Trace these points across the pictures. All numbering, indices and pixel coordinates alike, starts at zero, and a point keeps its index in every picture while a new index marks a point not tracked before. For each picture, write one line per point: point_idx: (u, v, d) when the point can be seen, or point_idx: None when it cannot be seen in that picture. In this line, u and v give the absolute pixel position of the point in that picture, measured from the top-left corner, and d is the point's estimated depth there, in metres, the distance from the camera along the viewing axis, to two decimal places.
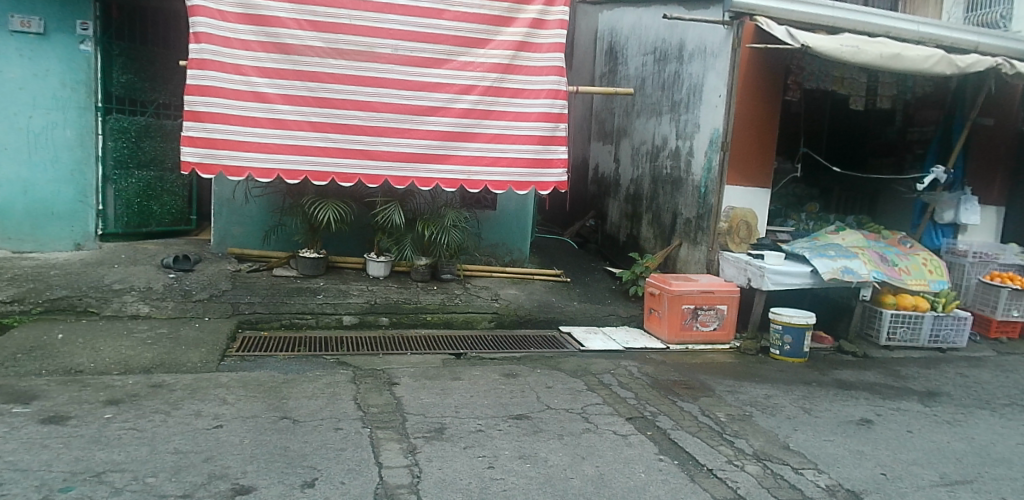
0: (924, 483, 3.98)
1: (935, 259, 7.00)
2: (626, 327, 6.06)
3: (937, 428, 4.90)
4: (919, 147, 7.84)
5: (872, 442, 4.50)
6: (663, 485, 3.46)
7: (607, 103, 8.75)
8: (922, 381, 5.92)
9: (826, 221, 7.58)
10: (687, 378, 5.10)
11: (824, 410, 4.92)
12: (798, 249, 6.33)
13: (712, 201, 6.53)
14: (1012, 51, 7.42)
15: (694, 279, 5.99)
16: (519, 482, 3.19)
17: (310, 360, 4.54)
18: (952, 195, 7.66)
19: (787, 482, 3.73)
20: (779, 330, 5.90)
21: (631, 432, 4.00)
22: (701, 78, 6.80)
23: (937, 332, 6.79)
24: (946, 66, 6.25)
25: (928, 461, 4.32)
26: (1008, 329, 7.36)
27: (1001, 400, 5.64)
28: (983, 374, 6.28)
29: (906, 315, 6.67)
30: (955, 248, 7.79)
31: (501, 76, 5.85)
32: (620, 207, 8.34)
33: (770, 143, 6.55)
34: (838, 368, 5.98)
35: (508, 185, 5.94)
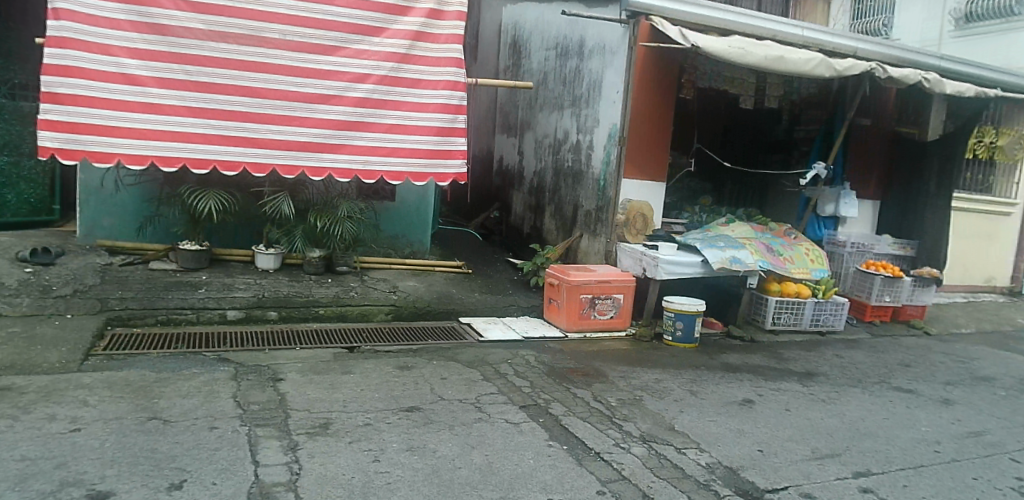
0: (796, 458, 4.25)
1: (816, 249, 7.47)
2: (526, 317, 6.14)
3: (812, 406, 5.25)
4: (805, 145, 8.36)
5: (752, 421, 4.76)
6: (550, 470, 3.54)
7: (510, 96, 8.82)
8: (802, 363, 6.32)
9: (718, 213, 7.96)
10: (582, 365, 5.23)
11: (710, 392, 5.18)
12: (690, 240, 6.61)
13: (611, 193, 6.71)
14: (885, 56, 8.13)
15: (592, 269, 6.14)
16: (404, 474, 3.18)
17: (187, 357, 4.33)
18: (834, 189, 8.18)
19: (669, 462, 3.94)
20: (671, 317, 6.15)
21: (523, 419, 4.06)
22: (600, 75, 6.96)
23: (817, 317, 7.27)
24: (824, 68, 6.66)
25: (802, 436, 4.62)
26: (881, 313, 7.98)
27: (871, 379, 6.10)
28: (857, 355, 6.80)
29: (789, 302, 7.09)
30: (835, 239, 8.32)
31: (398, 66, 5.77)
32: (523, 199, 8.42)
33: (665, 139, 6.80)
34: (726, 352, 6.30)
35: (406, 176, 5.86)
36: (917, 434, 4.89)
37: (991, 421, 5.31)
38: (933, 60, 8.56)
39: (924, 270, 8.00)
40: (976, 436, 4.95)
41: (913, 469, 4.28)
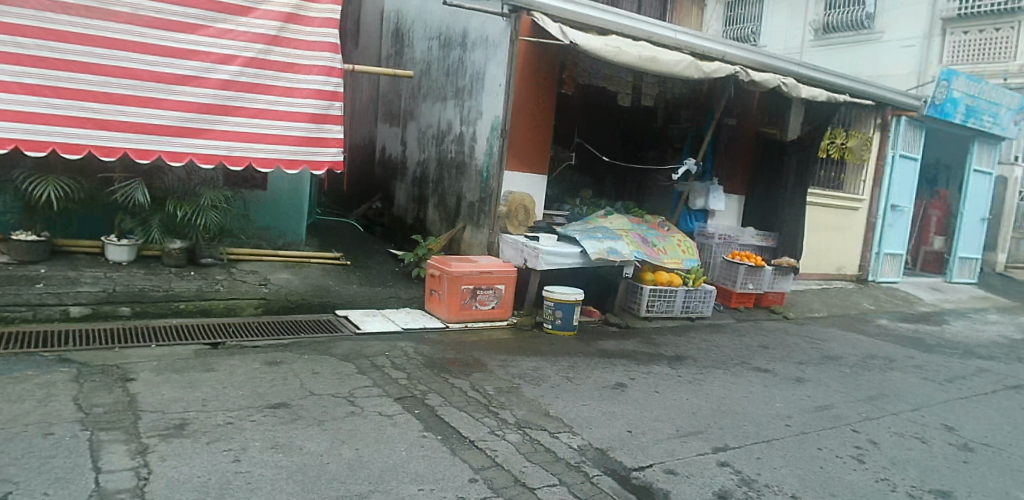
0: (662, 436, 4.49)
1: (686, 240, 7.92)
2: (407, 309, 6.09)
3: (679, 387, 5.56)
4: (677, 142, 8.84)
5: (623, 403, 4.98)
6: (422, 461, 3.54)
7: (393, 84, 8.70)
8: (672, 347, 6.69)
9: (597, 205, 8.26)
10: (462, 355, 5.26)
11: (585, 377, 5.37)
12: (570, 231, 6.80)
13: (493, 185, 6.77)
14: (751, 61, 8.71)
15: (473, 260, 6.18)
16: (267, 474, 3.06)
17: (22, 358, 3.95)
18: (703, 184, 8.75)
19: (542, 446, 4.05)
20: (551, 306, 6.30)
21: (397, 411, 4.03)
22: (482, 67, 7.00)
23: (688, 303, 7.71)
24: (693, 70, 7.03)
25: (669, 416, 4.88)
26: (745, 299, 8.57)
27: (733, 360, 6.55)
28: (722, 338, 7.28)
29: (662, 289, 7.47)
30: (705, 230, 8.86)
31: (267, 48, 5.58)
32: (406, 190, 8.33)
33: (544, 133, 6.97)
34: (603, 339, 6.54)
35: (277, 163, 5.62)
36: (771, 411, 5.31)
37: (835, 396, 5.86)
38: (791, 67, 9.28)
39: (783, 260, 8.70)
40: (821, 410, 5.43)
41: (766, 443, 4.64)
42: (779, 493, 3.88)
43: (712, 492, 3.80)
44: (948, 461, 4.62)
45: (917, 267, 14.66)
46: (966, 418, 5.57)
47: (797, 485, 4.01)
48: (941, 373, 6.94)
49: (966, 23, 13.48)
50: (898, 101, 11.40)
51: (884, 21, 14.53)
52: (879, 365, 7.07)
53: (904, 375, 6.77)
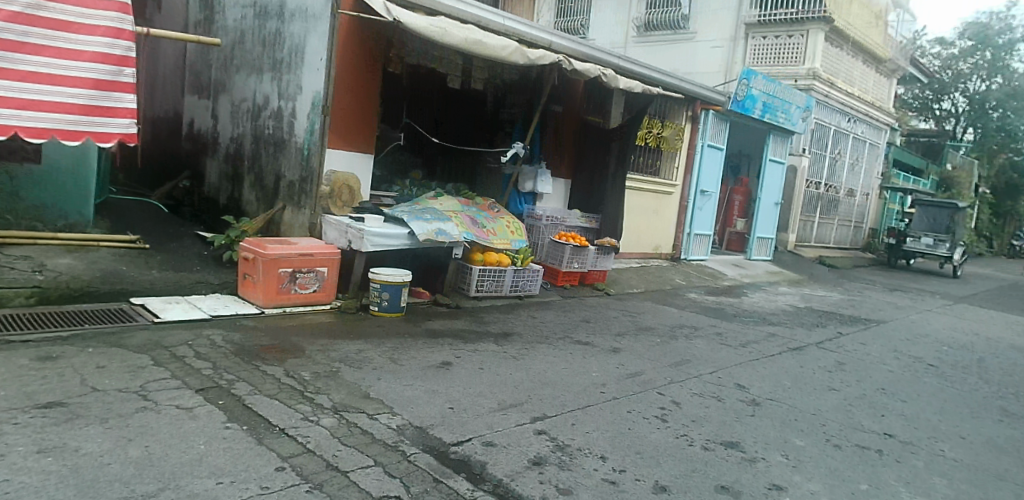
0: (483, 411, 4.62)
1: (516, 222, 8.21)
2: (217, 295, 5.73)
3: (504, 362, 5.75)
4: (510, 126, 9.09)
5: (447, 381, 5.06)
6: (224, 453, 3.35)
7: (201, 53, 8.06)
8: (499, 324, 6.89)
9: (427, 187, 8.28)
10: (279, 341, 5.05)
11: (410, 357, 5.37)
12: (398, 212, 6.73)
13: (314, 163, 6.51)
14: (575, 51, 9.13)
15: (292, 242, 5.92)
16: (32, 481, 2.81)
17: None
18: (531, 168, 9.13)
19: (359, 429, 3.99)
20: (377, 288, 6.21)
21: (198, 404, 3.81)
22: (301, 40, 6.67)
23: (516, 283, 7.96)
24: (519, 56, 7.21)
25: (491, 391, 5.03)
26: (570, 278, 9.04)
27: (556, 335, 6.89)
28: (547, 315, 7.63)
29: (491, 270, 7.62)
30: (533, 213, 9.26)
31: (37, 2, 4.95)
32: (218, 168, 7.76)
33: (370, 111, 6.84)
34: (430, 319, 6.59)
35: (52, 134, 5.01)
36: (588, 380, 5.66)
37: (646, 363, 6.37)
38: (612, 60, 9.84)
39: (605, 240, 9.25)
40: (632, 377, 5.89)
41: (581, 410, 4.93)
42: (589, 455, 4.14)
43: (528, 459, 3.96)
44: (736, 415, 5.20)
45: (723, 246, 16.26)
46: (754, 377, 6.31)
47: (607, 447, 4.30)
48: (736, 339, 7.81)
49: (764, 29, 15.17)
50: (706, 97, 12.57)
51: (698, 23, 15.90)
52: (685, 334, 7.81)
53: (706, 342, 7.52)
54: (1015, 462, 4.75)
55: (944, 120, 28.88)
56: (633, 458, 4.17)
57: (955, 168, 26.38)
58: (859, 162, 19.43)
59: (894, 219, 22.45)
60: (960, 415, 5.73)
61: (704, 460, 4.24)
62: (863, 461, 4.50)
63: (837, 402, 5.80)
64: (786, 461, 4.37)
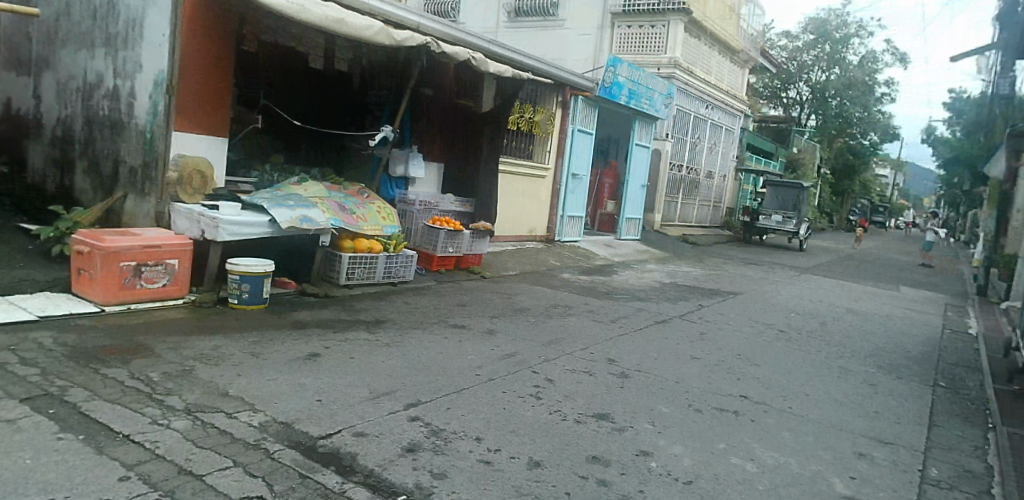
0: (354, 401, 4.48)
1: (387, 207, 8.01)
2: (47, 294, 5.18)
3: (376, 350, 5.62)
4: (377, 109, 8.91)
5: (315, 373, 4.87)
6: (55, 467, 3.07)
7: (18, 25, 7.18)
8: (371, 312, 6.73)
9: (290, 172, 7.90)
10: (122, 341, 4.65)
11: (274, 351, 5.12)
12: (257, 199, 6.35)
13: (160, 147, 6.01)
14: (443, 34, 9.04)
15: (136, 233, 5.45)
16: None
17: None
18: (403, 152, 9.13)
19: (216, 429, 3.75)
20: (236, 279, 5.85)
21: (23, 415, 3.46)
22: (138, 13, 6.09)
23: (389, 269, 7.81)
24: (384, 37, 7.01)
25: (363, 380, 4.90)
26: (446, 262, 9.02)
27: (431, 320, 6.85)
28: (421, 300, 7.56)
29: (361, 256, 7.42)
30: (405, 198, 9.13)
31: None
32: (43, 152, 7.00)
33: (221, 91, 6.44)
34: (295, 310, 6.32)
35: None
36: (463, 363, 5.66)
37: (520, 343, 6.48)
38: (483, 44, 9.84)
39: (479, 224, 9.30)
40: (507, 358, 5.97)
41: (456, 393, 4.92)
42: (464, 437, 4.13)
43: (401, 447, 3.89)
44: (607, 388, 5.42)
45: (595, 227, 16.85)
46: (623, 351, 6.61)
47: (481, 428, 4.32)
48: (607, 316, 8.14)
49: (629, 18, 15.86)
50: (576, 83, 12.92)
51: (566, 11, 16.32)
52: (559, 313, 8.02)
53: (579, 320, 7.77)
54: (847, 413, 5.30)
55: (790, 108, 31.60)
56: (508, 436, 4.22)
57: (800, 152, 28.95)
58: (716, 146, 20.83)
59: (748, 199, 24.32)
60: (804, 374, 6.31)
61: (576, 433, 4.38)
62: (719, 422, 4.85)
63: (697, 369, 6.20)
64: (652, 427, 4.62)
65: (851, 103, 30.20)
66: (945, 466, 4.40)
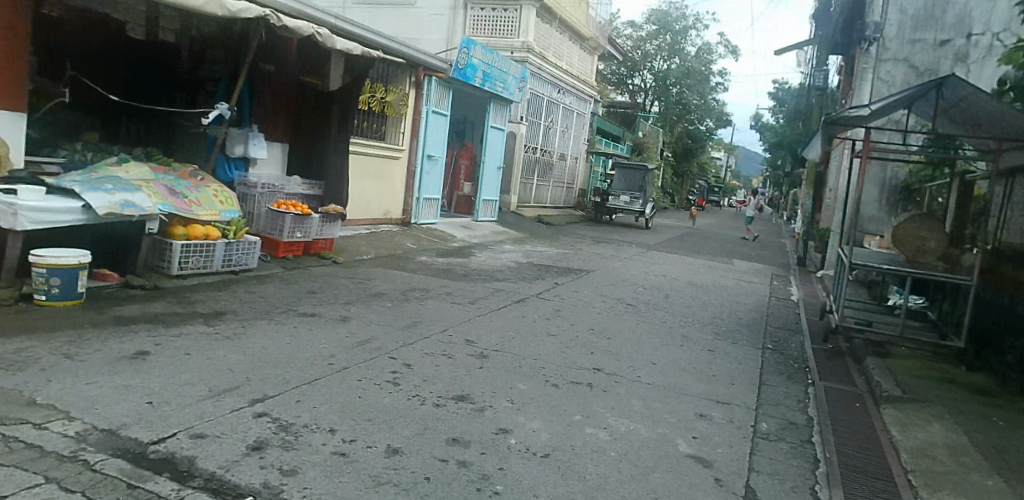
0: (192, 400, 4.09)
1: (226, 191, 7.45)
2: None
3: (216, 345, 5.19)
4: (211, 85, 8.19)
5: (144, 373, 4.41)
6: None
7: None
8: (210, 304, 6.21)
9: (109, 153, 7.05)
10: None
11: (93, 351, 4.56)
12: (65, 182, 5.60)
13: None
14: (284, 6, 8.45)
15: None
16: None
17: None
18: (241, 131, 8.45)
19: (22, 444, 3.29)
20: (43, 273, 5.14)
21: None
22: None
23: (229, 256, 7.26)
24: (216, 7, 6.41)
25: (202, 377, 4.50)
26: (294, 248, 8.54)
27: (279, 309, 6.45)
28: (267, 289, 7.10)
29: (196, 244, 6.81)
30: (247, 181, 8.55)
31: None
32: None
33: (15, 60, 5.71)
34: (120, 304, 5.68)
35: None
36: (315, 352, 5.39)
37: (376, 329, 6.29)
38: (328, 20, 9.33)
39: (330, 207, 8.93)
40: (362, 344, 5.76)
41: (307, 385, 4.66)
42: (317, 430, 3.92)
43: (246, 446, 3.60)
44: (466, 369, 5.41)
45: (452, 209, 16.78)
46: (481, 331, 6.64)
47: (336, 419, 4.12)
48: (466, 297, 8.14)
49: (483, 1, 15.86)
50: (429, 64, 12.69)
51: None
52: (416, 296, 7.89)
53: (437, 303, 7.68)
54: (689, 378, 5.70)
55: (637, 94, 33.23)
56: (364, 426, 4.06)
57: (645, 136, 30.69)
58: (568, 129, 21.52)
59: (599, 180, 25.41)
60: (651, 344, 6.70)
61: (435, 417, 4.32)
62: (574, 395, 5.01)
63: (553, 345, 6.37)
64: (511, 405, 4.67)
65: (690, 91, 32.50)
66: (773, 420, 4.86)
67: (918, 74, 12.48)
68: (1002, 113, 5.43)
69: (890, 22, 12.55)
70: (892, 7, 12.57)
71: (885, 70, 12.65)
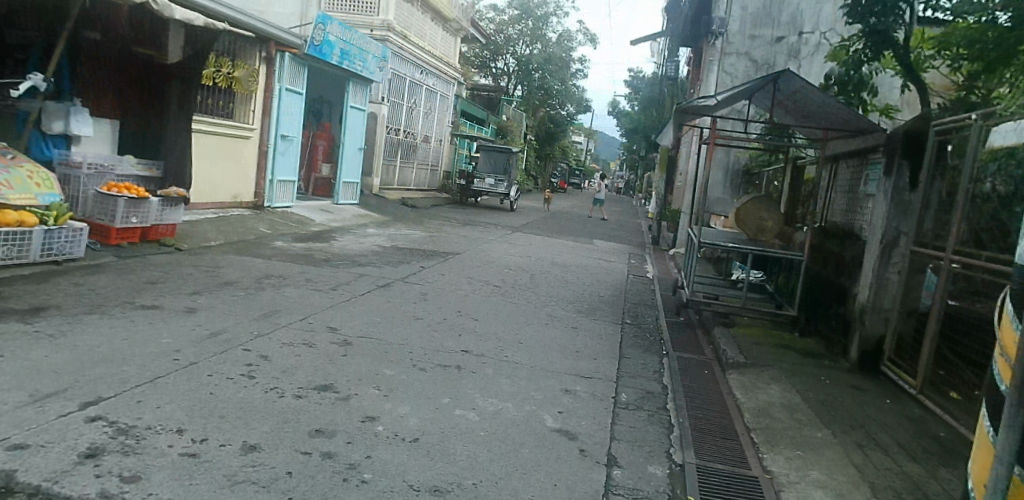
0: (9, 408, 3.57)
1: (42, 172, 6.83)
2: None
3: (37, 344, 4.57)
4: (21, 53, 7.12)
5: None
6: None
7: None
8: (27, 299, 5.45)
9: None
10: None
11: None
12: None
13: None
14: None
15: None
16: None
17: None
18: (59, 105, 7.56)
19: None
20: None
21: None
22: None
23: (50, 245, 6.41)
24: None
25: (20, 382, 3.94)
26: (128, 235, 7.73)
27: (113, 302, 5.81)
28: (98, 280, 6.37)
29: (8, 232, 5.95)
30: (69, 160, 7.64)
31: None
32: None
33: None
34: None
35: None
36: (157, 348, 4.91)
37: (228, 320, 5.85)
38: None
39: (171, 190, 8.14)
40: (211, 337, 5.33)
41: (149, 383, 4.22)
42: (162, 432, 3.57)
43: (77, 454, 3.19)
44: (329, 358, 5.18)
45: (309, 191, 16.06)
46: (344, 318, 6.39)
47: (184, 418, 3.77)
48: (326, 283, 7.80)
49: None
50: (282, 39, 11.94)
51: None
52: (272, 284, 7.44)
53: (295, 290, 7.29)
54: (555, 355, 5.86)
55: (499, 77, 33.39)
56: (216, 423, 3.75)
57: (509, 119, 31.09)
58: (432, 111, 21.29)
59: (464, 162, 25.41)
60: (517, 325, 6.80)
61: (296, 409, 4.09)
62: (443, 378, 4.98)
63: (421, 329, 6.29)
64: (378, 392, 4.54)
65: (552, 76, 33.39)
66: (632, 391, 5.12)
67: (757, 68, 13.64)
68: (828, 106, 6.03)
69: (733, 18, 13.59)
70: (735, 5, 13.62)
71: (729, 63, 13.70)
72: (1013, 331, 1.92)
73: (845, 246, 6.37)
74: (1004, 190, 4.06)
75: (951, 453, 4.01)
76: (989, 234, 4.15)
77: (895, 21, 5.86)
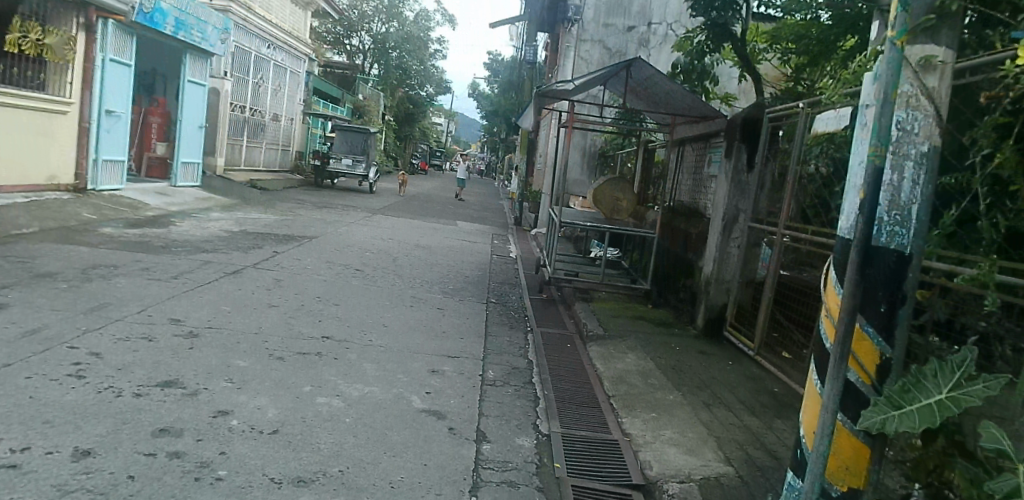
0: None
1: None
2: None
3: None
4: None
5: None
6: None
7: None
8: None
9: None
10: None
11: None
12: None
13: None
14: None
15: None
16: None
17: None
18: None
19: None
20: None
21: None
22: None
23: None
24: None
25: None
26: None
27: None
28: None
29: None
30: None
31: None
32: None
33: None
34: None
35: None
36: None
37: (48, 316, 5.19)
38: None
39: None
40: (28, 335, 4.70)
41: None
42: None
43: None
44: (173, 351, 4.77)
45: (141, 173, 14.58)
46: (188, 309, 5.90)
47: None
48: (167, 272, 7.16)
49: None
50: (104, 4, 10.67)
51: None
52: (101, 274, 6.70)
53: (129, 280, 6.62)
54: (421, 337, 5.81)
55: (354, 55, 32.17)
56: (40, 430, 3.32)
57: (366, 99, 30.16)
58: (281, 88, 20.12)
59: (318, 142, 24.31)
60: (380, 308, 6.66)
61: (138, 408, 3.73)
62: (303, 365, 4.78)
63: (278, 317, 5.96)
64: (231, 385, 4.25)
65: (409, 56, 32.85)
66: (499, 368, 5.22)
67: (610, 55, 14.31)
68: (676, 93, 6.45)
69: (588, 6, 14.15)
70: None
71: (585, 49, 14.25)
72: (835, 294, 2.15)
73: (690, 225, 6.88)
74: (824, 172, 4.57)
75: (782, 405, 4.49)
76: (813, 210, 4.67)
77: (733, 15, 6.39)
